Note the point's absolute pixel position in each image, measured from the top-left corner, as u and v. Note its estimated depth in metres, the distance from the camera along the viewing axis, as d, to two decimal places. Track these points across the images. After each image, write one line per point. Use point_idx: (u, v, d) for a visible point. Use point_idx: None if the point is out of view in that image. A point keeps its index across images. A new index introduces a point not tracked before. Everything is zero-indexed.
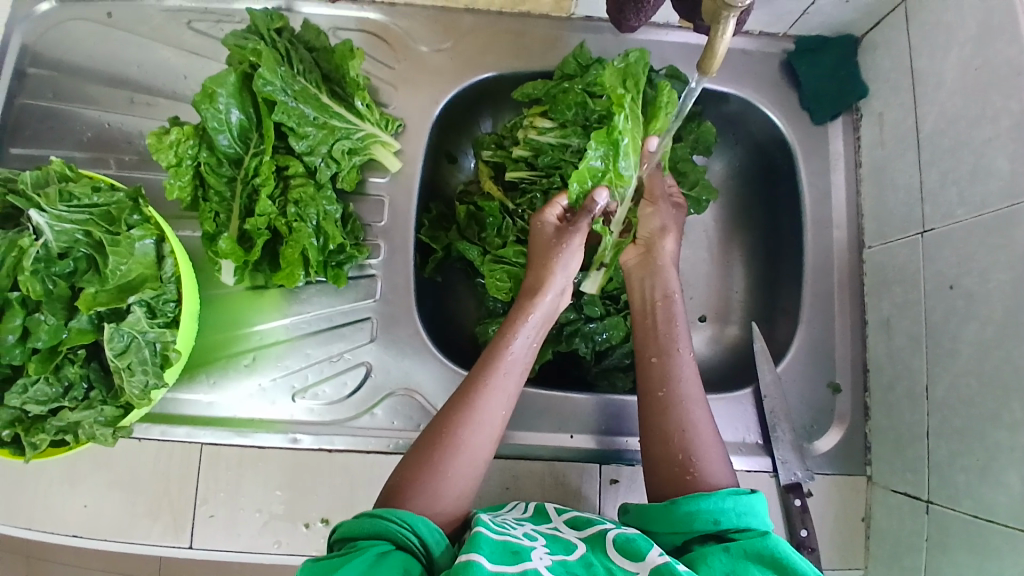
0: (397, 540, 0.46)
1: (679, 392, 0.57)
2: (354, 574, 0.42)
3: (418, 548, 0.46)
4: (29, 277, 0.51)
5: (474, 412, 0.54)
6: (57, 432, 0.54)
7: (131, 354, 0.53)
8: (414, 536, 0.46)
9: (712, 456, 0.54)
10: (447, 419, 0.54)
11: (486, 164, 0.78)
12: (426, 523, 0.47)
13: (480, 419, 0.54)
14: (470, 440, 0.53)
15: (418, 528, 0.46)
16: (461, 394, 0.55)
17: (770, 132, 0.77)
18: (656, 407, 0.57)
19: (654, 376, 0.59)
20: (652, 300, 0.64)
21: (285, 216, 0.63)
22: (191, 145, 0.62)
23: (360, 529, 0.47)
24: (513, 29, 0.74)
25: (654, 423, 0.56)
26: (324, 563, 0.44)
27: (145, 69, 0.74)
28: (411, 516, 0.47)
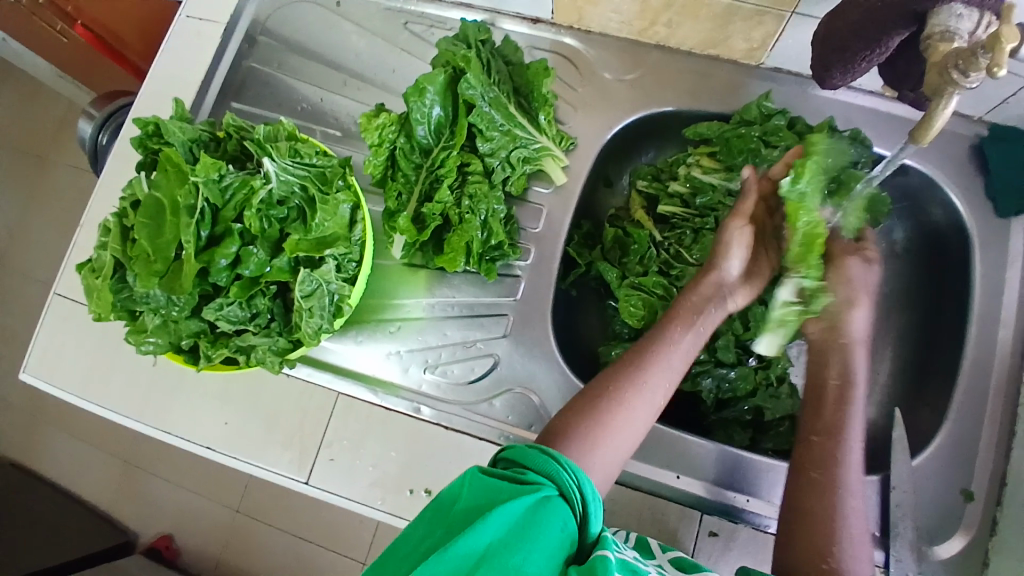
0: (562, 488, 0.50)
1: (834, 481, 0.57)
2: (523, 508, 0.46)
3: (577, 505, 0.50)
4: (254, 214, 0.58)
5: (604, 424, 0.57)
6: (236, 350, 0.62)
7: (315, 298, 0.60)
8: (576, 491, 0.50)
9: (857, 553, 0.54)
10: (575, 423, 0.57)
11: (640, 194, 0.81)
12: (590, 484, 0.51)
13: (609, 432, 0.57)
14: (596, 448, 0.56)
15: (583, 485, 0.51)
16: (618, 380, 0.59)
17: (948, 215, 0.74)
18: (808, 487, 0.57)
19: (812, 457, 0.58)
20: (826, 379, 0.62)
21: (458, 208, 0.69)
22: (393, 131, 0.70)
23: (532, 460, 0.51)
24: (698, 70, 0.77)
25: (807, 503, 0.56)
26: (494, 483, 0.48)
27: (360, 58, 0.83)
28: (577, 468, 0.52)
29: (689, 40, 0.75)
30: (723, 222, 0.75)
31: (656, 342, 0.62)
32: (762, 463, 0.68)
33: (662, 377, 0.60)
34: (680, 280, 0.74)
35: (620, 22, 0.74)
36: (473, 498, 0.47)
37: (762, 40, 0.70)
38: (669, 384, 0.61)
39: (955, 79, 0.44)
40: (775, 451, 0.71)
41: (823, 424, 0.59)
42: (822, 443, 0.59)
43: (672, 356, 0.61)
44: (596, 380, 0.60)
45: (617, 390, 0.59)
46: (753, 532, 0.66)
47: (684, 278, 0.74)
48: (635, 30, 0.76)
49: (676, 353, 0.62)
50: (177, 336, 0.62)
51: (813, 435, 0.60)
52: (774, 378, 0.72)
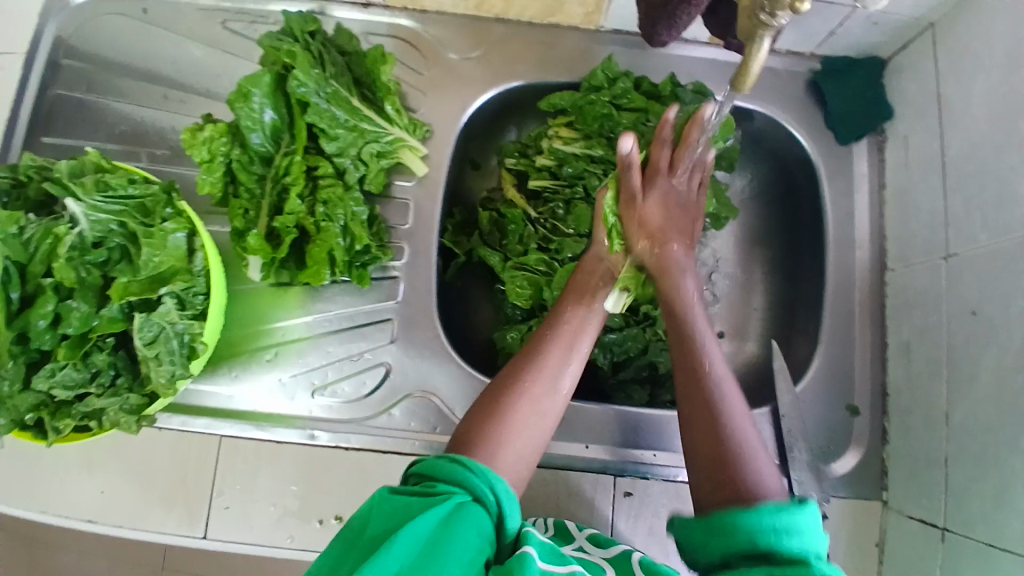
0: (475, 493, 0.48)
1: (703, 399, 0.53)
2: (433, 524, 0.45)
3: (492, 508, 0.49)
4: (64, 264, 0.51)
5: (508, 422, 0.54)
6: (82, 416, 0.54)
7: (160, 344, 0.54)
8: (490, 493, 0.49)
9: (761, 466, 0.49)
10: (478, 428, 0.54)
11: (510, 171, 0.79)
12: (502, 482, 0.50)
13: (514, 429, 0.53)
14: (503, 449, 0.52)
15: (496, 485, 0.49)
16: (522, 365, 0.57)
17: (793, 149, 0.77)
18: (692, 410, 0.53)
19: (682, 394, 0.54)
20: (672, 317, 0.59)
21: (314, 216, 0.65)
22: (224, 143, 0.64)
23: (440, 471, 0.49)
24: (543, 39, 0.75)
25: (695, 425, 0.52)
26: (402, 502, 0.47)
27: (180, 67, 0.75)
28: (489, 472, 0.50)
29: (528, 9, 0.73)
30: (591, 189, 0.74)
31: (557, 324, 0.61)
32: (663, 417, 0.69)
33: (566, 359, 0.58)
34: (561, 254, 0.73)
35: None
36: (379, 523, 0.46)
37: (596, 2, 0.70)
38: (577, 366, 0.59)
39: (764, 21, 0.43)
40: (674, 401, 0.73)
41: (685, 350, 0.56)
42: (685, 368, 0.55)
43: (576, 336, 0.60)
44: (496, 379, 0.57)
45: (519, 384, 0.56)
46: (664, 484, 0.67)
47: (564, 251, 0.73)
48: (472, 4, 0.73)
49: (581, 335, 0.61)
50: (16, 412, 0.52)
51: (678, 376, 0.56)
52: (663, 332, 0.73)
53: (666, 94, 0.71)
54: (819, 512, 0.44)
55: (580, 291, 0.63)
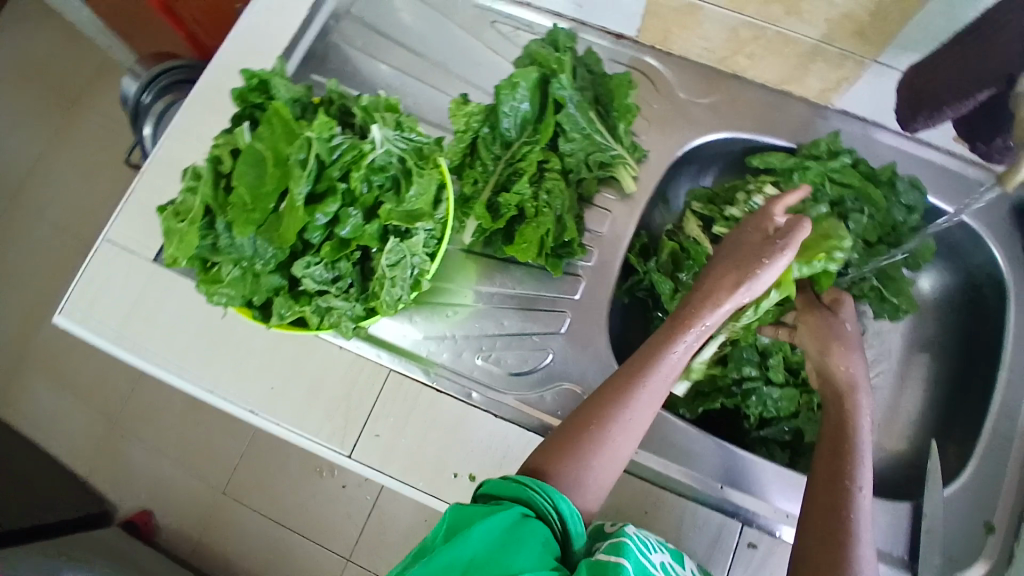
0: (538, 510, 0.53)
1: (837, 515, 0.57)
2: (501, 528, 0.50)
3: (557, 523, 0.53)
4: (358, 176, 0.59)
5: (587, 463, 0.58)
6: (314, 310, 0.62)
7: (400, 270, 0.61)
8: (553, 511, 0.53)
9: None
10: (558, 465, 0.57)
11: (694, 214, 0.84)
12: (566, 502, 0.54)
13: (592, 469, 0.58)
14: (581, 486, 0.57)
15: (559, 504, 0.54)
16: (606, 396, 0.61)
17: (987, 267, 0.77)
18: (818, 507, 0.58)
19: (817, 502, 0.59)
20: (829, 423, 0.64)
21: (535, 201, 0.72)
22: (479, 119, 0.72)
23: (504, 489, 0.55)
24: (770, 103, 0.80)
25: (814, 520, 0.58)
26: (467, 510, 0.52)
27: (446, 49, 0.86)
28: (554, 492, 0.54)
29: (766, 74, 0.77)
30: None
31: (645, 365, 0.62)
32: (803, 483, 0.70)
33: (646, 403, 0.61)
34: None
35: (706, 48, 0.78)
36: (450, 524, 0.52)
37: (838, 81, 0.73)
38: (654, 405, 0.62)
39: None
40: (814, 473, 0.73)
41: (831, 456, 0.61)
42: (830, 466, 0.60)
43: (659, 380, 0.62)
44: (575, 418, 0.61)
45: (598, 427, 0.59)
46: (790, 547, 0.68)
47: None
48: (716, 57, 0.79)
49: (663, 377, 0.62)
50: (252, 291, 0.61)
51: (819, 482, 0.60)
52: (816, 404, 0.73)
53: (884, 180, 0.74)
54: None
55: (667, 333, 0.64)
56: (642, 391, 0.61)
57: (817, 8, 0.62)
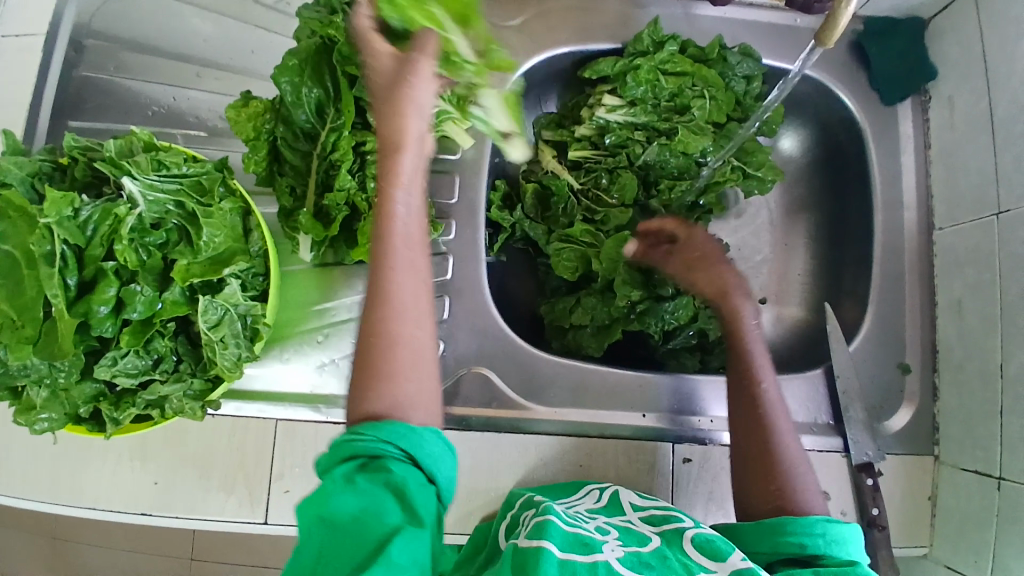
0: (377, 453, 0.43)
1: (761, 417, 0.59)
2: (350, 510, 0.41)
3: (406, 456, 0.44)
4: (126, 246, 0.51)
5: (386, 382, 0.46)
6: (145, 406, 0.55)
7: (225, 326, 0.54)
8: (390, 446, 0.44)
9: (805, 483, 0.56)
10: (364, 406, 0.46)
11: (548, 144, 0.79)
12: (391, 426, 0.44)
13: (398, 381, 0.46)
14: (401, 401, 0.46)
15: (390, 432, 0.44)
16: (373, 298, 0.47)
17: (837, 112, 0.76)
18: (742, 437, 0.59)
19: (741, 406, 0.60)
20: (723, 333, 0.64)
21: (365, 193, 0.63)
22: (268, 120, 0.63)
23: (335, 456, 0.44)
24: (583, 7, 0.74)
25: (740, 453, 0.59)
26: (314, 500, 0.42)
27: (213, 43, 0.74)
28: (377, 428, 0.44)
29: None
30: (636, 157, 0.74)
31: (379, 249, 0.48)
32: (716, 382, 0.70)
33: (406, 267, 0.48)
34: (606, 225, 0.73)
35: None
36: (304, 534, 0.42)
37: None
38: (420, 272, 0.48)
39: None
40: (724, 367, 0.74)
41: (744, 385, 0.60)
42: (740, 395, 0.60)
43: (403, 247, 0.48)
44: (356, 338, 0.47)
45: (379, 337, 0.46)
46: (723, 448, 0.68)
47: (610, 220, 0.73)
48: None
49: (405, 239, 0.48)
50: (72, 405, 0.54)
51: (737, 411, 0.60)
52: None
53: (713, 57, 0.71)
54: (861, 533, 0.53)
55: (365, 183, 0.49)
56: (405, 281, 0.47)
57: None
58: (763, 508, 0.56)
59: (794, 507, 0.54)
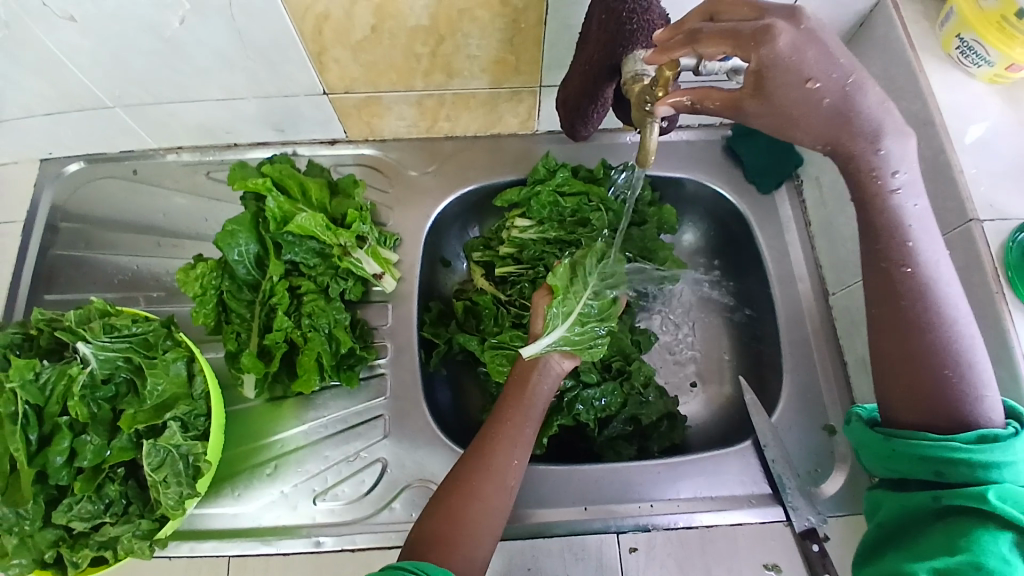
0: None
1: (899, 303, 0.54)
2: None
3: None
4: (78, 401, 0.56)
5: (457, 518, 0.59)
6: (98, 547, 0.57)
7: (166, 467, 0.58)
8: None
9: (960, 394, 0.52)
10: (432, 532, 0.58)
11: (478, 263, 0.86)
12: None
13: (465, 528, 0.59)
14: (456, 547, 0.58)
15: None
16: (462, 469, 0.62)
17: (724, 204, 0.86)
18: (886, 328, 0.55)
19: (874, 294, 0.55)
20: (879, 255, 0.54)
21: (301, 329, 0.71)
22: (215, 277, 0.71)
23: None
24: (489, 149, 0.87)
25: (887, 347, 0.55)
26: None
27: (170, 216, 0.84)
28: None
29: (472, 124, 0.85)
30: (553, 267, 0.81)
31: (487, 441, 0.64)
32: (652, 467, 0.72)
33: (511, 467, 0.63)
34: None
35: (407, 126, 0.84)
36: None
37: (528, 111, 0.82)
38: (510, 481, 0.63)
39: (649, 109, 0.53)
40: (662, 451, 0.77)
41: (887, 280, 0.54)
42: (881, 284, 0.54)
43: (508, 452, 0.64)
44: (449, 477, 0.63)
45: (467, 487, 0.61)
46: (666, 533, 0.69)
47: None
48: (423, 128, 0.85)
49: (519, 425, 0.66)
50: (38, 550, 0.56)
51: (878, 302, 0.55)
52: (640, 385, 0.77)
53: (602, 176, 0.82)
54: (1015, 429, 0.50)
55: (524, 372, 0.70)
56: (491, 464, 0.63)
57: (468, 66, 0.72)
58: (907, 416, 0.54)
59: (947, 409, 0.52)
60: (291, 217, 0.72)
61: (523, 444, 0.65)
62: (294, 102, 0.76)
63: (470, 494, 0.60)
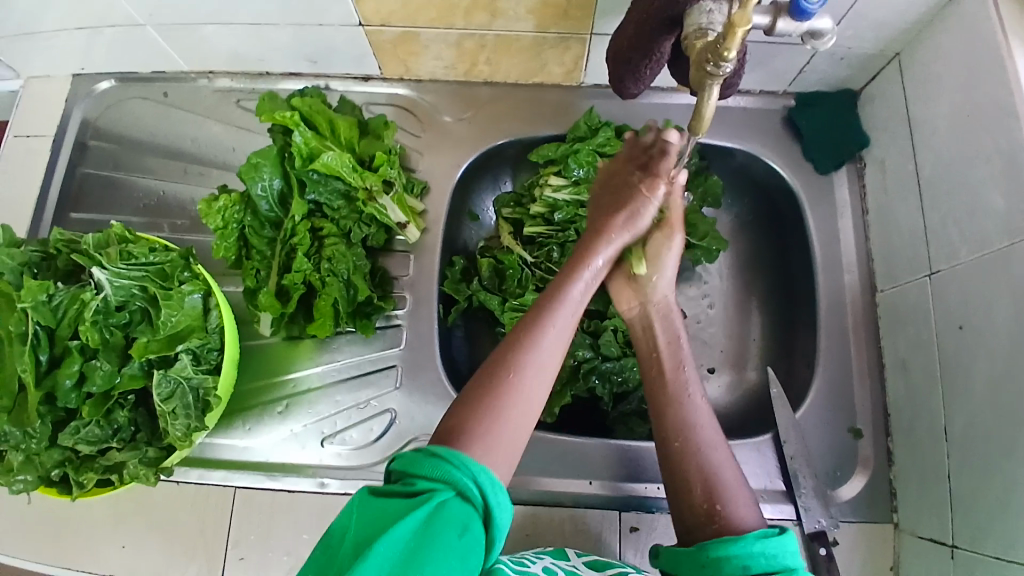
0: (459, 488, 0.43)
1: (684, 411, 0.59)
2: (413, 527, 0.40)
3: (479, 504, 0.44)
4: (90, 326, 0.56)
5: (500, 416, 0.49)
6: (104, 470, 0.59)
7: (176, 399, 0.59)
8: (475, 487, 0.44)
9: (739, 498, 0.53)
10: (471, 421, 0.49)
11: (506, 221, 0.83)
12: (486, 472, 0.45)
13: (507, 417, 0.49)
14: (492, 434, 0.48)
15: (481, 477, 0.44)
16: (509, 343, 0.53)
17: (775, 181, 0.80)
18: (678, 455, 0.56)
19: (669, 425, 0.58)
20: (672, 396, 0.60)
21: (319, 272, 0.70)
22: (237, 211, 0.69)
23: (421, 467, 0.44)
24: (530, 99, 0.82)
25: (676, 477, 0.55)
26: (384, 503, 0.42)
27: (199, 144, 0.83)
28: (475, 464, 0.45)
29: (513, 71, 0.79)
30: (585, 232, 0.78)
31: (549, 302, 0.57)
32: None
33: (555, 344, 0.55)
34: None
35: (445, 67, 0.79)
36: (360, 515, 0.41)
37: (574, 61, 0.76)
38: (558, 360, 0.55)
39: (711, 71, 0.47)
40: None
41: (666, 429, 0.58)
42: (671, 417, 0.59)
43: (564, 320, 0.56)
44: (490, 355, 0.54)
45: (515, 373, 0.51)
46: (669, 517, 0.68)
47: None
48: (461, 71, 0.80)
49: (570, 312, 0.57)
50: (43, 469, 0.58)
51: (667, 426, 0.58)
52: None
53: None
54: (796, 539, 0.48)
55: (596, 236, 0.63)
56: (542, 344, 0.54)
57: (513, 6, 0.66)
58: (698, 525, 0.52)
59: (726, 512, 0.52)
60: (317, 155, 0.69)
61: (571, 324, 0.57)
62: (328, 32, 0.72)
63: (517, 374, 0.51)
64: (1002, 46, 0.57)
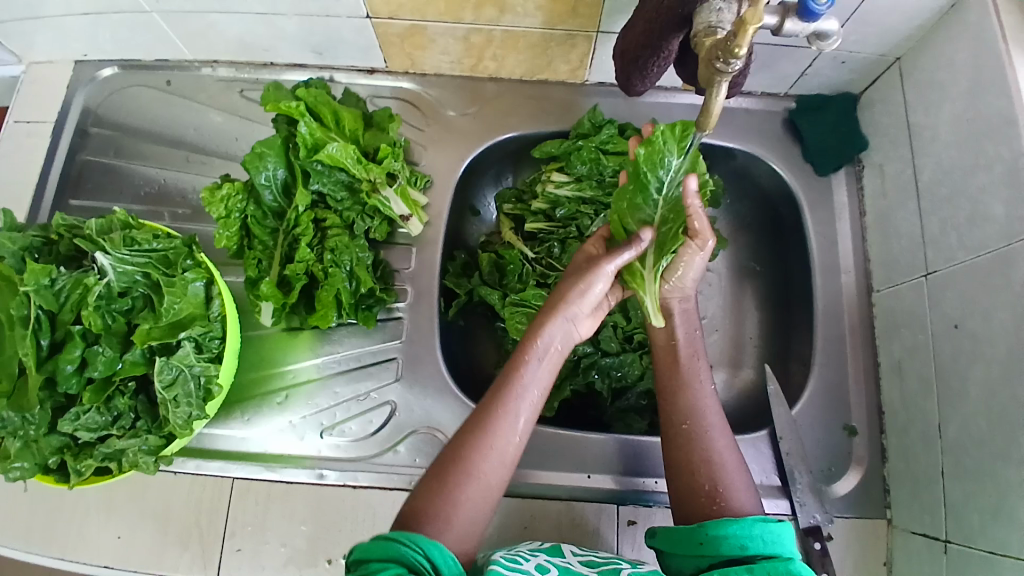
0: (410, 565, 0.46)
1: (694, 395, 0.60)
2: None
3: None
4: (92, 311, 0.56)
5: (454, 500, 0.52)
6: (103, 458, 0.58)
7: (178, 386, 0.58)
8: (426, 561, 0.47)
9: (736, 484, 0.55)
10: (428, 505, 0.51)
11: (507, 217, 0.83)
12: (438, 547, 0.48)
13: (462, 506, 0.52)
14: (450, 526, 0.51)
15: (431, 552, 0.47)
16: (465, 434, 0.54)
17: (775, 183, 0.81)
18: (681, 441, 0.58)
19: (675, 411, 0.60)
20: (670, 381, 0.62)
21: (322, 262, 0.69)
22: (240, 200, 0.69)
23: (374, 551, 0.48)
24: (534, 95, 0.82)
25: (678, 458, 0.58)
26: None
27: (201, 132, 0.82)
28: (424, 540, 0.48)
29: (519, 68, 0.80)
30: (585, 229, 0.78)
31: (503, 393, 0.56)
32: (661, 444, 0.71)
33: (512, 438, 0.55)
34: None
35: (451, 61, 0.79)
36: None
37: (580, 59, 0.77)
38: (515, 448, 0.55)
39: (719, 68, 0.48)
40: None
41: (672, 412, 0.60)
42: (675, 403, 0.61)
43: (519, 416, 0.56)
44: (449, 444, 0.55)
45: (467, 464, 0.53)
46: (666, 511, 0.69)
47: None
48: (466, 66, 0.80)
49: (529, 400, 0.56)
50: (41, 456, 0.57)
51: (671, 409, 0.61)
52: None
53: None
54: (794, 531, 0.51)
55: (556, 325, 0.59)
56: (496, 440, 0.54)
57: (521, 2, 0.67)
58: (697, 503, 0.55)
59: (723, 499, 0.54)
60: (321, 146, 0.69)
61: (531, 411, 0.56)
62: (336, 24, 0.72)
63: (470, 468, 0.53)
64: (1003, 55, 0.59)
